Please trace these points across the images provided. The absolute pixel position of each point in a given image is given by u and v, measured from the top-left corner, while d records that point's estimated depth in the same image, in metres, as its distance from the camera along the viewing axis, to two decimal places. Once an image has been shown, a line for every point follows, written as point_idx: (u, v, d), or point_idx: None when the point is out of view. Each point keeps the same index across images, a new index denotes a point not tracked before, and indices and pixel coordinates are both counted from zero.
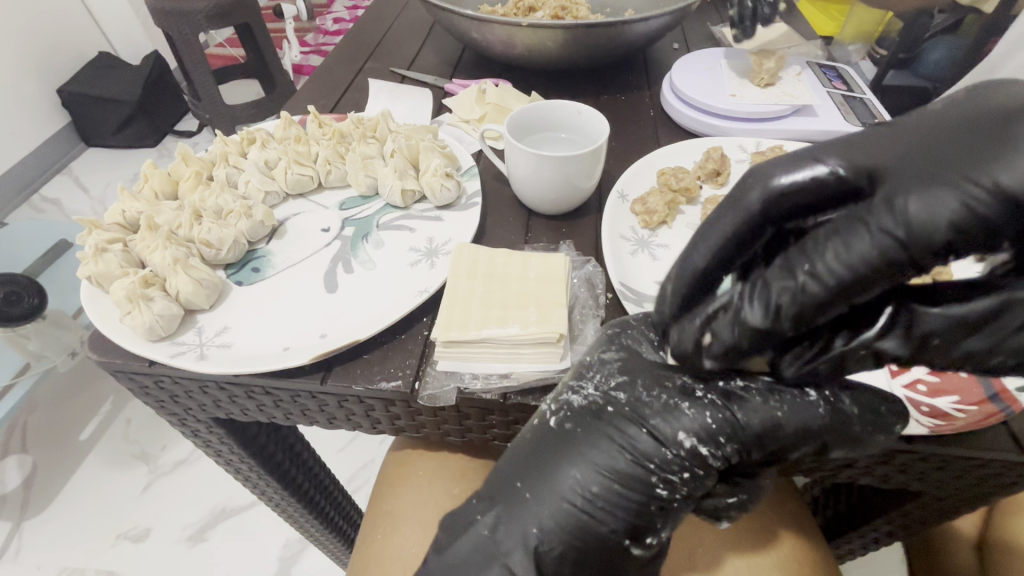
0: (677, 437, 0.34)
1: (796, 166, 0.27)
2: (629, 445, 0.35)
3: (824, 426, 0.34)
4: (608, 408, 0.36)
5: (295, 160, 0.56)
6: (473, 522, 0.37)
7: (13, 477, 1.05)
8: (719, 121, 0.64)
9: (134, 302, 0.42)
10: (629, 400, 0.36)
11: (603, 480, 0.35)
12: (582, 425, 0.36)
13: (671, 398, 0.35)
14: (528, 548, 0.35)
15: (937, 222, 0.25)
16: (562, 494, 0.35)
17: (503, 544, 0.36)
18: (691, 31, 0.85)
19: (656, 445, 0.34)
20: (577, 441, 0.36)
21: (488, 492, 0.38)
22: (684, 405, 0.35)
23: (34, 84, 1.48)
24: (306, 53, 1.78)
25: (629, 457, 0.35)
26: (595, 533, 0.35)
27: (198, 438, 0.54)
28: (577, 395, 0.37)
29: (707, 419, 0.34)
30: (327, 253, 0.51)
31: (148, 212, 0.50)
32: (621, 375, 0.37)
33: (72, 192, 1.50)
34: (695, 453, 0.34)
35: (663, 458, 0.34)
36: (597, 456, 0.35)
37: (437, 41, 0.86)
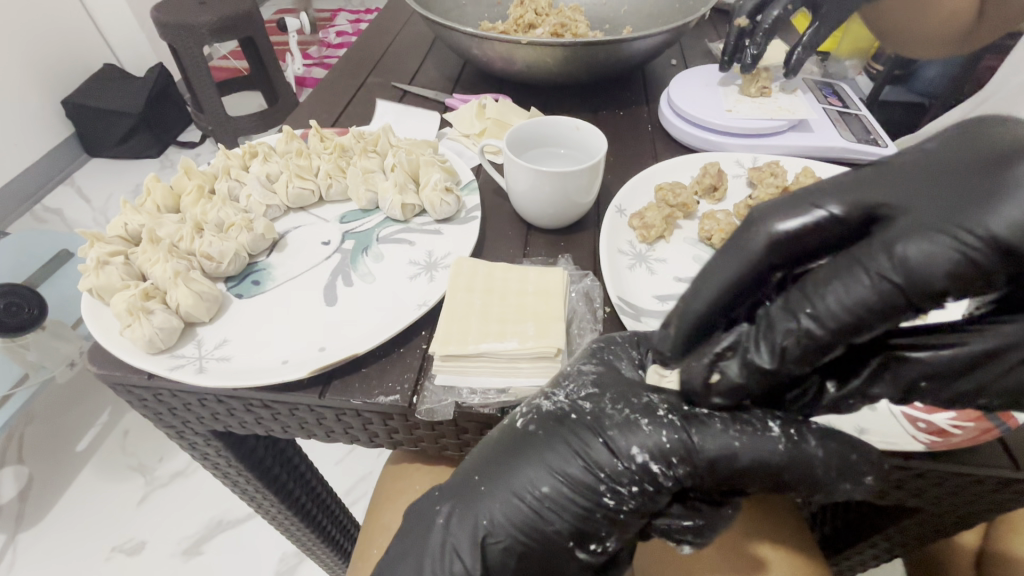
0: (631, 450, 0.34)
1: (794, 210, 0.28)
2: (585, 452, 0.35)
3: (780, 461, 0.33)
4: (573, 415, 0.36)
5: (296, 174, 0.57)
6: (433, 515, 0.38)
7: (8, 488, 1.04)
8: (716, 136, 0.65)
9: (134, 316, 0.43)
10: (593, 410, 0.36)
11: (555, 482, 0.35)
12: (545, 429, 0.36)
13: (632, 411, 0.35)
14: (474, 540, 0.36)
15: (935, 270, 0.25)
16: (512, 491, 0.36)
17: (457, 537, 0.36)
18: (689, 48, 0.86)
19: (609, 456, 0.35)
20: (538, 443, 0.36)
21: (448, 484, 0.39)
22: (643, 421, 0.35)
23: (40, 96, 1.50)
24: (309, 65, 1.81)
25: (582, 463, 0.35)
26: (541, 532, 0.35)
27: (195, 450, 0.54)
28: (548, 401, 0.38)
29: (662, 438, 0.34)
30: (327, 266, 0.52)
31: (150, 225, 0.50)
32: (592, 387, 0.37)
33: (75, 202, 1.51)
34: (645, 469, 0.34)
35: (614, 468, 0.34)
36: (553, 459, 0.35)
37: (438, 56, 0.88)
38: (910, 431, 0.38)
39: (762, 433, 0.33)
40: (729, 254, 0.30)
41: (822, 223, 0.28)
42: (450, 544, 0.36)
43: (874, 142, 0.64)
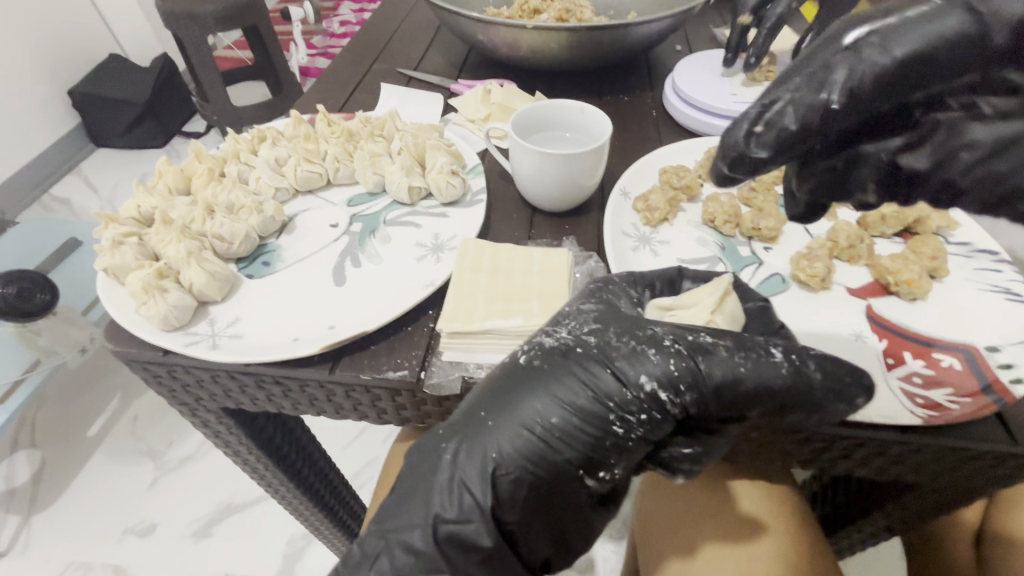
0: (639, 379, 0.36)
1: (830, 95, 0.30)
2: (592, 382, 0.36)
3: (785, 387, 0.36)
4: (578, 348, 0.37)
5: (304, 158, 0.57)
6: (438, 450, 0.38)
7: (22, 471, 1.07)
8: (720, 121, 0.65)
9: (149, 293, 0.44)
10: (598, 343, 0.37)
11: (563, 411, 0.36)
12: (550, 362, 0.37)
13: (638, 341, 0.37)
14: (484, 474, 0.36)
15: None
16: (518, 421, 0.36)
17: (466, 467, 0.37)
18: (693, 34, 0.86)
19: (618, 385, 0.36)
20: (544, 375, 0.37)
21: (451, 421, 0.38)
22: (650, 351, 0.36)
23: (47, 86, 1.51)
24: (313, 55, 1.81)
25: (590, 393, 0.36)
26: (550, 462, 0.36)
27: (207, 427, 0.55)
28: (550, 337, 0.39)
29: (670, 366, 0.36)
30: (336, 247, 0.52)
31: (162, 206, 0.51)
32: (595, 323, 0.39)
33: (82, 192, 1.52)
34: (654, 396, 0.36)
35: (624, 395, 0.36)
36: (560, 389, 0.36)
37: (443, 42, 0.88)
38: (908, 406, 0.39)
39: (757, 360, 0.36)
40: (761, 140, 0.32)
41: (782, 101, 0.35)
42: (459, 478, 0.37)
43: None
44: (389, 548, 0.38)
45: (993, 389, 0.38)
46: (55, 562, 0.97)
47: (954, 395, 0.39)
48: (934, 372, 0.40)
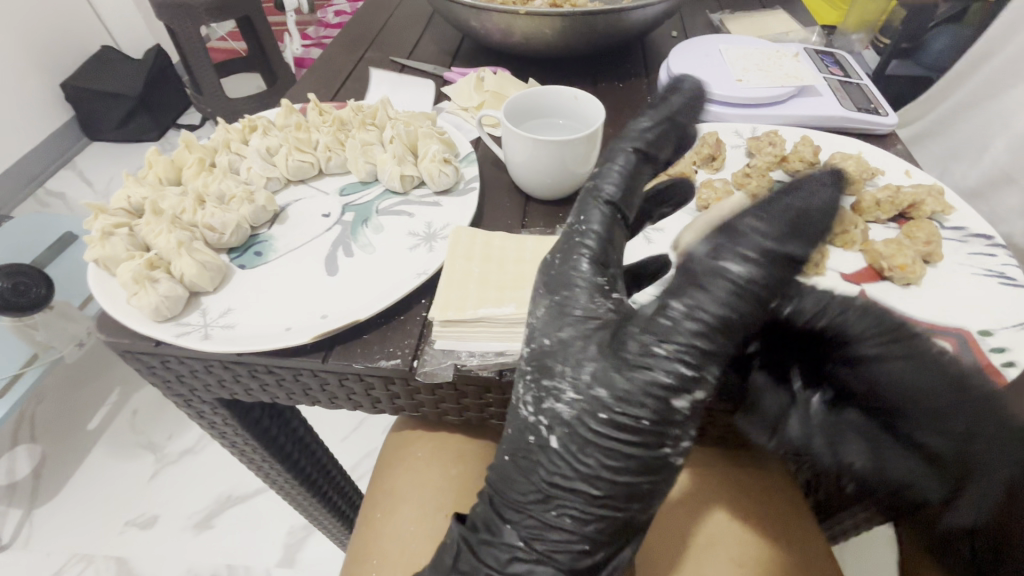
0: (666, 398, 0.35)
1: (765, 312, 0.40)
2: (616, 416, 0.36)
3: (745, 316, 0.34)
4: (591, 406, 0.37)
5: (296, 147, 0.57)
6: (514, 522, 0.41)
7: (23, 466, 1.07)
8: (717, 107, 0.65)
9: (140, 284, 0.44)
10: (607, 388, 0.36)
11: (609, 448, 0.36)
12: (570, 431, 0.37)
13: (633, 372, 0.36)
14: (578, 518, 0.38)
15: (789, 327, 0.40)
16: (554, 486, 0.38)
17: (551, 533, 0.39)
18: (690, 20, 0.85)
19: (648, 408, 0.35)
20: (574, 434, 0.37)
21: (514, 496, 0.40)
22: (654, 370, 0.35)
23: (39, 79, 1.50)
24: (307, 46, 1.79)
25: (621, 423, 0.36)
26: (631, 481, 0.37)
27: (203, 419, 0.55)
28: (560, 403, 0.37)
29: (677, 367, 0.35)
30: (328, 237, 0.52)
31: (153, 197, 0.51)
32: (590, 365, 0.37)
33: (77, 186, 1.51)
34: (693, 402, 0.36)
35: (655, 417, 0.36)
36: (595, 439, 0.37)
37: (437, 30, 0.87)
38: None
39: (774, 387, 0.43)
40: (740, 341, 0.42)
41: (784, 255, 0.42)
42: (547, 544, 0.39)
43: (876, 111, 0.63)
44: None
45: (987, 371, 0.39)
46: (57, 556, 0.98)
47: None
48: None
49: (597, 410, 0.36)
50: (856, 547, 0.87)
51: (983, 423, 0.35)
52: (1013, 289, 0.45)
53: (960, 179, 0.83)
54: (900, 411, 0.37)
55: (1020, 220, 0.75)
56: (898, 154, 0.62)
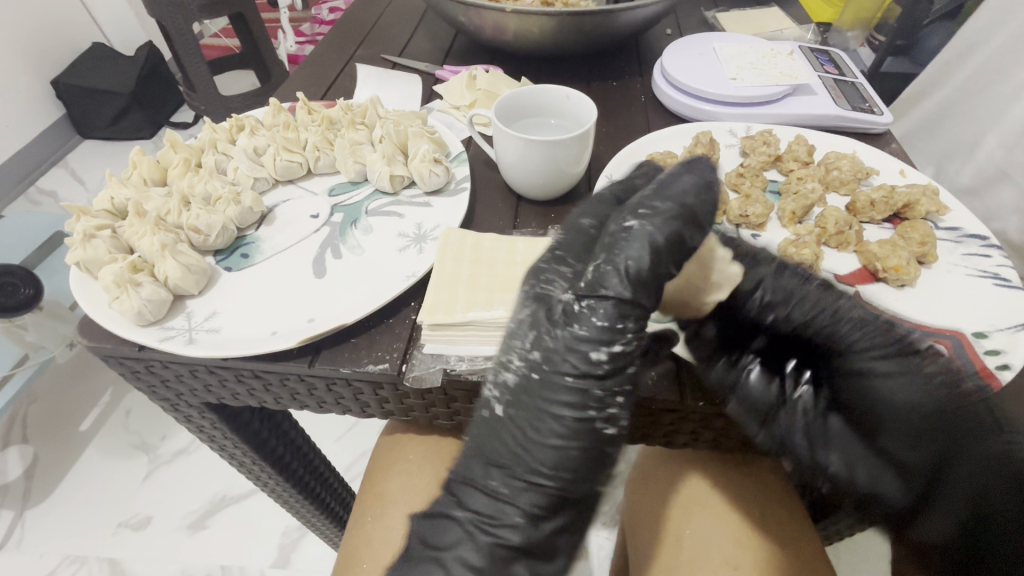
0: (589, 355, 0.36)
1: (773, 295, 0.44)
2: (552, 376, 0.36)
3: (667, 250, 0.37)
4: (532, 375, 0.37)
5: (284, 147, 0.56)
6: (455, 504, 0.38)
7: (14, 467, 1.06)
8: (711, 106, 0.64)
9: (122, 288, 0.43)
10: (540, 352, 0.37)
11: (542, 418, 0.36)
12: (515, 402, 0.37)
13: (562, 330, 0.37)
14: (519, 488, 0.37)
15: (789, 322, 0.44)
16: (505, 459, 0.37)
17: (485, 509, 0.37)
18: (685, 18, 0.85)
19: (575, 368, 0.36)
20: (518, 414, 0.37)
21: (458, 476, 0.39)
22: (577, 329, 0.36)
23: (30, 75, 1.48)
24: (300, 43, 1.78)
25: (557, 380, 0.36)
26: (568, 455, 0.36)
27: (191, 423, 0.55)
28: (507, 372, 0.37)
29: (597, 325, 0.36)
30: (316, 239, 0.51)
31: (137, 198, 0.50)
32: (528, 332, 0.37)
33: (69, 184, 1.50)
34: (615, 353, 0.36)
35: (579, 373, 0.36)
36: (538, 414, 0.36)
37: (429, 26, 0.86)
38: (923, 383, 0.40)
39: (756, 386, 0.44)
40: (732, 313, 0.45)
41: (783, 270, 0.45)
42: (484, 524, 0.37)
43: (870, 110, 0.62)
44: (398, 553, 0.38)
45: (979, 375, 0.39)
46: (49, 558, 0.97)
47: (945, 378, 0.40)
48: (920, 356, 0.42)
49: (537, 377, 0.37)
50: (851, 546, 0.87)
51: (952, 445, 0.39)
52: (1007, 291, 0.44)
53: (957, 177, 0.83)
54: (884, 427, 0.41)
55: (1016, 217, 0.74)
56: (893, 154, 0.61)
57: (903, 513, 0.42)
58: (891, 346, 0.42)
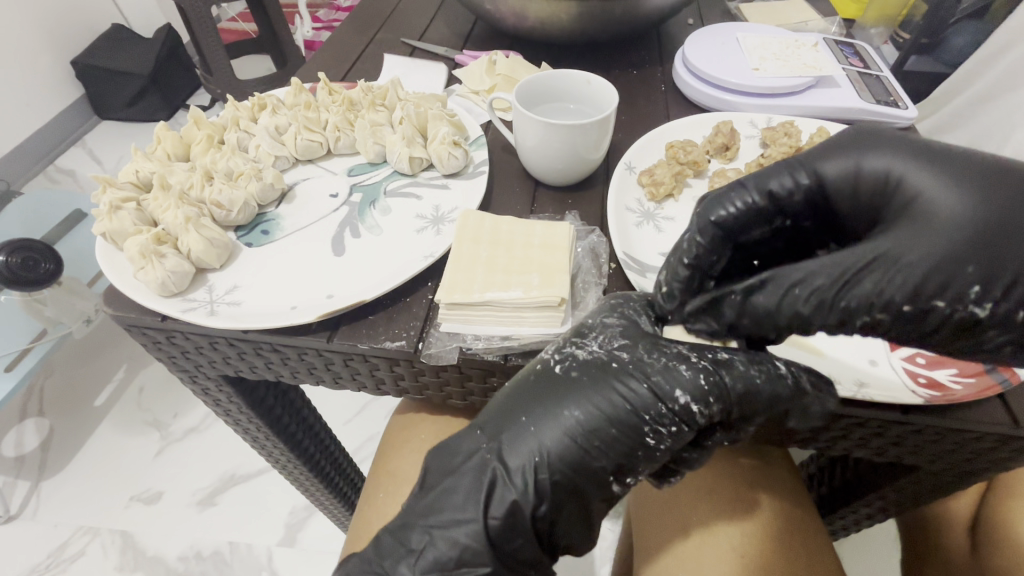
0: (673, 394, 0.36)
1: (774, 174, 0.36)
2: (627, 395, 0.37)
3: (789, 398, 0.36)
4: (613, 364, 0.38)
5: (305, 126, 0.56)
6: (479, 450, 0.40)
7: (31, 439, 1.09)
8: (731, 96, 0.63)
9: (147, 258, 0.43)
10: (632, 360, 0.38)
11: (601, 421, 0.37)
12: (587, 375, 0.38)
13: (664, 356, 0.38)
14: (530, 466, 0.38)
15: (770, 183, 0.36)
16: (548, 418, 0.38)
17: (508, 467, 0.39)
18: (707, 7, 0.84)
19: (652, 399, 0.37)
20: (581, 388, 0.38)
21: (490, 423, 0.40)
22: (681, 366, 0.37)
23: (50, 54, 1.49)
24: (317, 28, 1.78)
25: (626, 406, 0.37)
26: (585, 466, 0.38)
27: (208, 396, 0.56)
28: (582, 350, 0.39)
29: (700, 380, 0.36)
30: (335, 218, 0.52)
31: (161, 172, 0.51)
32: (624, 339, 0.39)
33: (86, 163, 1.52)
34: (686, 410, 0.36)
35: (647, 408, 0.37)
36: (598, 402, 0.38)
37: (449, 12, 0.86)
38: (910, 385, 0.39)
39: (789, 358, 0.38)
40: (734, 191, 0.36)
41: (751, 204, 0.36)
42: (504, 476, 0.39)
43: (894, 104, 0.62)
44: (434, 542, 0.39)
45: (998, 370, 0.38)
46: (64, 528, 1.00)
47: (958, 377, 0.38)
48: (938, 354, 0.40)
49: (600, 375, 0.38)
50: (855, 542, 0.87)
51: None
52: None
53: None
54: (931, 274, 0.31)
55: None
56: None
57: (997, 442, 0.39)
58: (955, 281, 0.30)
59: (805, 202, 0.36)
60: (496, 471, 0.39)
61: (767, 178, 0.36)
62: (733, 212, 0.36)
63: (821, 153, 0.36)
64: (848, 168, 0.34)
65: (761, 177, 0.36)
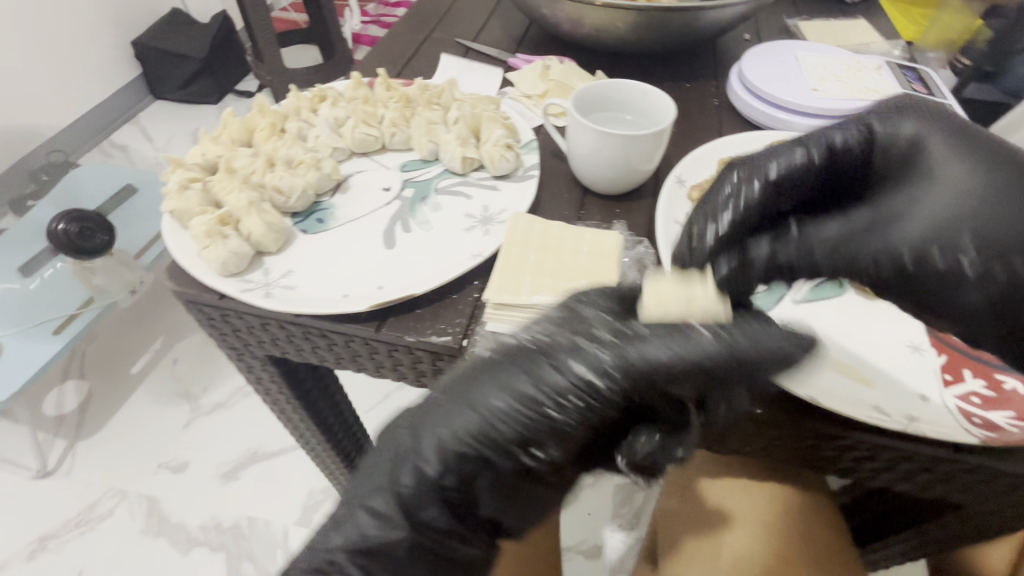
0: (579, 367, 0.33)
1: (800, 146, 0.42)
2: (535, 372, 0.34)
3: (716, 367, 0.31)
4: (525, 343, 0.35)
5: (362, 120, 0.58)
6: (394, 431, 0.38)
7: (71, 400, 1.15)
8: (788, 115, 0.62)
9: (212, 238, 0.46)
10: (546, 336, 0.35)
11: (504, 401, 0.34)
12: (498, 357, 0.35)
13: (576, 331, 0.34)
14: (429, 449, 0.36)
15: (799, 154, 0.42)
16: (456, 400, 0.36)
17: (412, 446, 0.36)
18: (764, 25, 0.83)
19: (558, 373, 0.33)
20: (490, 368, 0.35)
21: (415, 409, 0.38)
22: (592, 340, 0.33)
23: (113, 35, 1.56)
24: (366, 22, 1.83)
25: (531, 383, 0.34)
26: (488, 446, 0.35)
27: (251, 374, 0.58)
28: (510, 335, 0.36)
29: (604, 351, 0.33)
30: (386, 211, 0.53)
31: (227, 156, 0.53)
32: (548, 317, 0.35)
33: (139, 141, 1.59)
34: (588, 383, 0.33)
35: (547, 382, 0.34)
36: (507, 382, 0.34)
37: (504, 15, 0.87)
38: (965, 423, 0.38)
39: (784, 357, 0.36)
40: (764, 164, 0.42)
41: (802, 158, 0.41)
42: (421, 478, 0.36)
43: None
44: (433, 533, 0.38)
45: None
46: (95, 487, 1.04)
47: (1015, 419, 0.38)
48: (996, 394, 0.40)
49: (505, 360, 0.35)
50: None
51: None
52: None
53: None
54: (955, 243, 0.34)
55: None
56: None
57: None
58: (959, 243, 0.34)
59: (823, 169, 0.42)
60: (400, 451, 0.37)
61: (800, 151, 0.42)
62: (767, 177, 0.41)
63: (833, 129, 0.43)
64: (853, 139, 0.42)
65: (815, 138, 0.42)
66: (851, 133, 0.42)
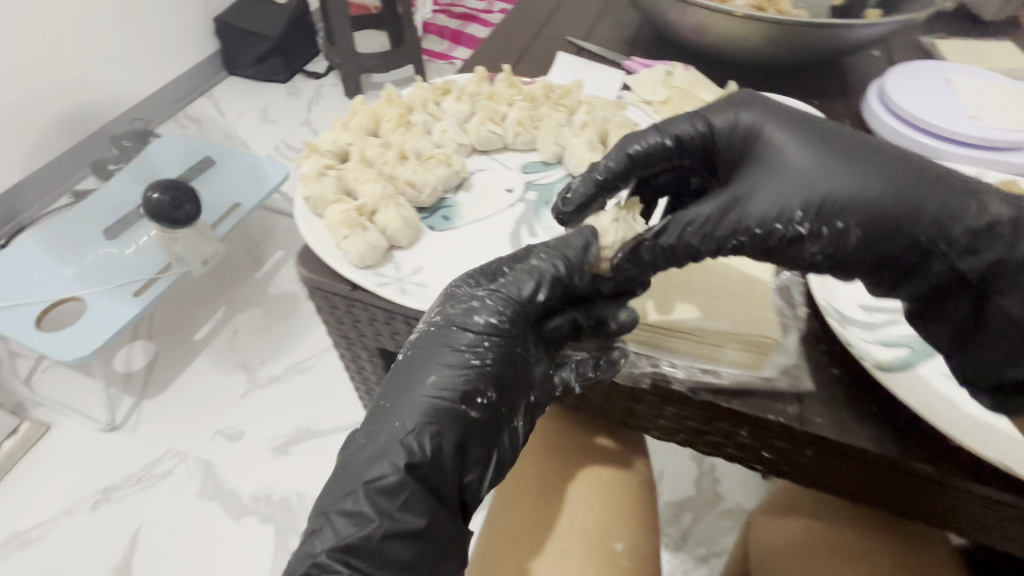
0: (478, 321, 0.42)
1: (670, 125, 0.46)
2: (449, 342, 0.42)
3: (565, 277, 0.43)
4: (433, 329, 0.43)
5: (489, 117, 0.57)
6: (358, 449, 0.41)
7: (139, 359, 1.19)
8: (939, 143, 0.58)
9: (352, 229, 0.45)
10: (445, 317, 0.43)
11: (441, 372, 0.41)
12: (416, 349, 0.42)
13: (461, 303, 0.43)
14: (403, 444, 0.40)
15: (666, 136, 0.46)
16: (402, 398, 0.41)
17: (387, 452, 0.40)
18: (894, 41, 0.78)
19: (465, 334, 0.42)
20: (415, 360, 0.42)
21: (365, 422, 0.42)
22: (478, 302, 0.43)
23: (196, 10, 1.60)
24: (436, 12, 1.86)
25: (453, 350, 0.42)
26: (450, 409, 0.41)
27: (352, 362, 0.58)
28: (415, 331, 0.44)
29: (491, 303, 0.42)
30: (512, 213, 0.52)
31: (359, 145, 0.53)
32: (436, 305, 0.44)
33: (212, 114, 1.63)
34: (494, 327, 0.42)
35: (462, 344, 0.42)
36: (431, 361, 0.42)
37: (614, 14, 0.84)
38: None
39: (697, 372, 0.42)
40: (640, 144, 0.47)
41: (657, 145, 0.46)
42: (408, 441, 0.40)
43: None
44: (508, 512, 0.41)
45: None
46: (156, 446, 1.08)
47: None
48: None
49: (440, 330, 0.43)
50: None
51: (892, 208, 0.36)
52: None
53: None
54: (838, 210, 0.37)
55: None
56: None
57: None
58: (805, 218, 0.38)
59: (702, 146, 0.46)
60: (372, 458, 0.40)
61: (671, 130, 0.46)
62: (643, 149, 0.46)
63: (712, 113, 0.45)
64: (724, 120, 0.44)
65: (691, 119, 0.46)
66: (692, 129, 0.45)
